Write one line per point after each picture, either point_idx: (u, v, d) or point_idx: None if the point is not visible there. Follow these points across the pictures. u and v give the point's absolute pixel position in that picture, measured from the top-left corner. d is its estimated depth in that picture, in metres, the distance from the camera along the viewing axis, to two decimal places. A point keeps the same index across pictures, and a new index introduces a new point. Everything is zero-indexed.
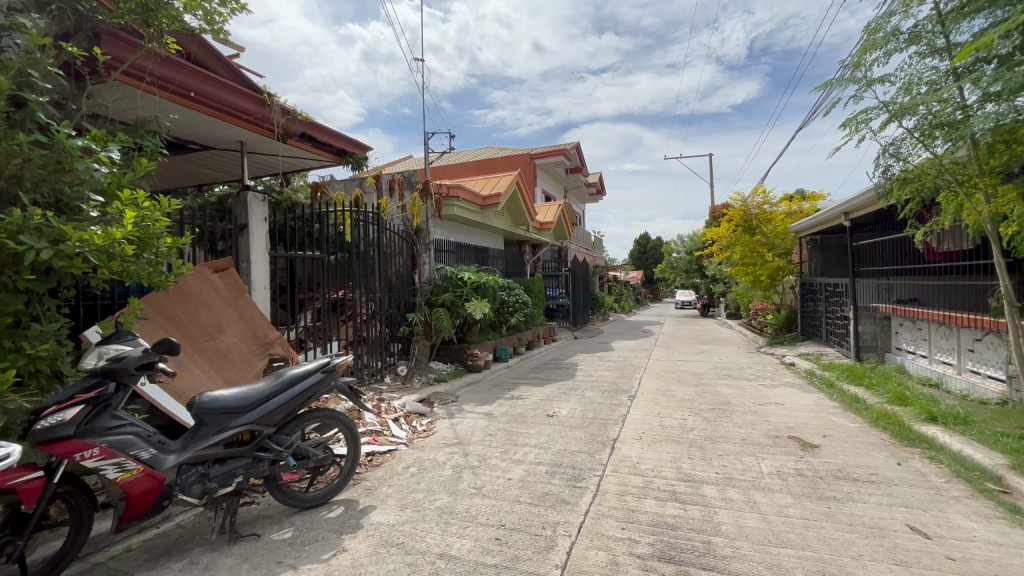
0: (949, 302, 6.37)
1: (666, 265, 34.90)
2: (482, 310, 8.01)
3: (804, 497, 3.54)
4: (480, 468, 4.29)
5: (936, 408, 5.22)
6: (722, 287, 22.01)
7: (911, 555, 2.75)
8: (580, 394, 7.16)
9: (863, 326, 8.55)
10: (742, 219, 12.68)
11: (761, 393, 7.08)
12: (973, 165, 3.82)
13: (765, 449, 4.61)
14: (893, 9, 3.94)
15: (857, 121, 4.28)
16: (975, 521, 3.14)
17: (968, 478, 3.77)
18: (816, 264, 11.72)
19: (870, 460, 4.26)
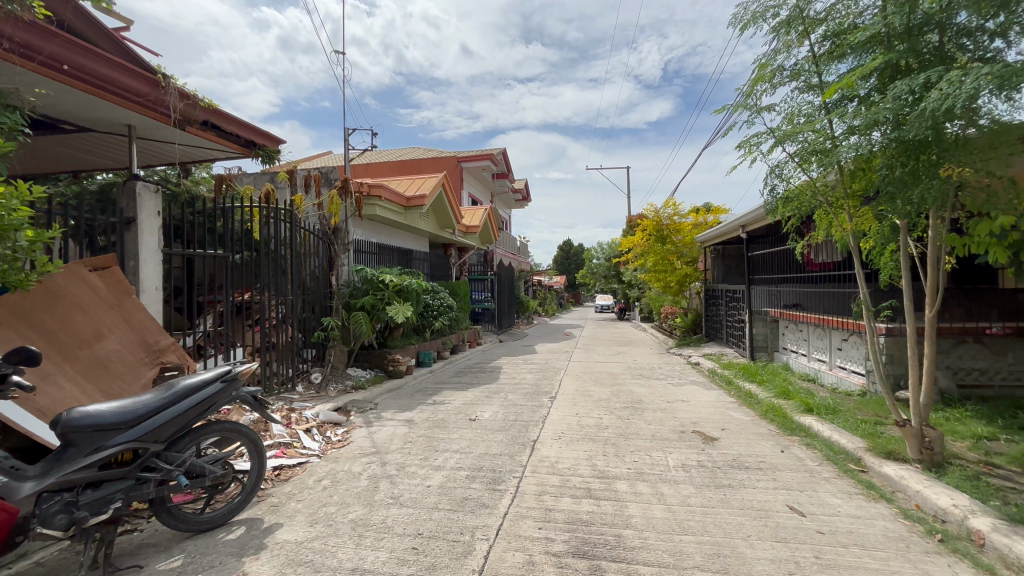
0: (824, 306, 7.26)
1: (588, 271, 36.37)
2: (404, 314, 7.80)
3: (704, 486, 3.85)
4: (397, 477, 4.16)
5: (812, 401, 5.93)
6: (637, 293, 23.41)
7: (790, 532, 3.08)
8: (503, 397, 7.23)
9: (756, 328, 9.52)
10: (655, 229, 13.65)
11: (670, 391, 7.61)
12: (840, 188, 4.35)
13: (672, 443, 4.95)
14: (778, 46, 4.40)
15: (750, 144, 4.68)
16: (840, 498, 3.60)
17: (835, 460, 4.32)
18: (718, 272, 12.82)
19: (760, 449, 4.73)
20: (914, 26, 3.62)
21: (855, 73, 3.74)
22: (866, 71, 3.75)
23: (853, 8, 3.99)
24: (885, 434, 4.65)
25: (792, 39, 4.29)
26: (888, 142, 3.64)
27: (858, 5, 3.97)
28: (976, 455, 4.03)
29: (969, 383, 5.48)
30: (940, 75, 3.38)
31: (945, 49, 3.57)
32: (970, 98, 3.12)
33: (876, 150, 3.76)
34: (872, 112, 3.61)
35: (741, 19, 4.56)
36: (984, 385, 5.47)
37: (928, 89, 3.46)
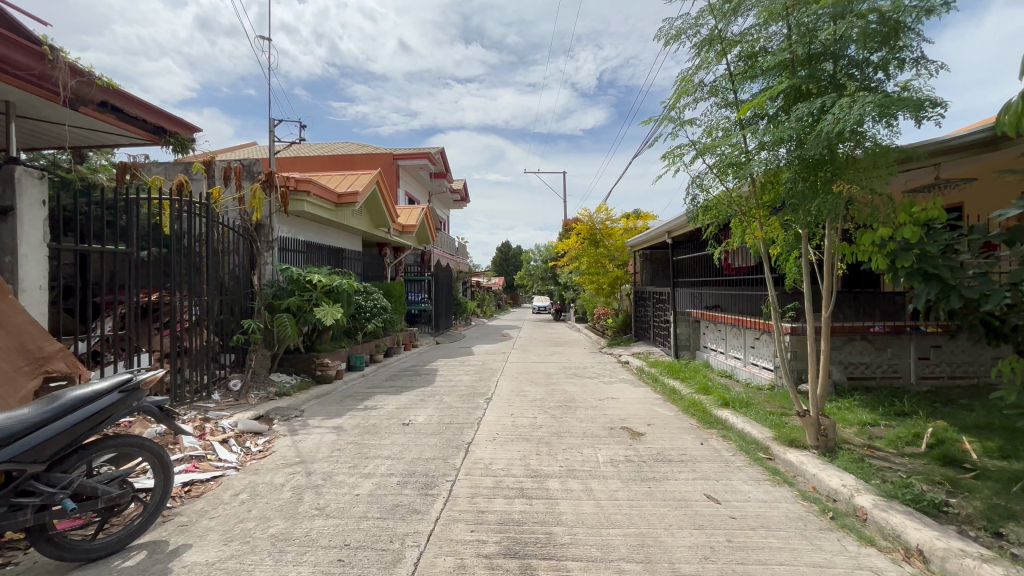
0: (739, 307, 7.86)
1: (525, 273, 36.84)
2: (333, 316, 7.44)
3: (630, 480, 4.02)
4: (324, 486, 3.97)
5: (728, 395, 6.39)
6: (572, 294, 24.05)
7: (706, 519, 3.30)
8: (438, 400, 7.12)
9: (680, 328, 10.12)
10: (589, 232, 14.18)
11: (601, 389, 7.87)
12: (752, 199, 4.72)
13: (602, 440, 5.13)
14: (699, 63, 4.69)
15: (674, 155, 4.96)
16: (751, 484, 3.91)
17: (747, 450, 4.68)
18: (647, 275, 13.47)
19: (682, 442, 5.03)
20: (813, 54, 4.02)
21: (764, 94, 4.08)
22: (774, 93, 4.11)
23: (763, 33, 4.35)
24: (789, 424, 5.11)
25: (711, 57, 4.59)
26: (792, 158, 4.01)
27: (767, 31, 4.33)
28: (862, 440, 4.54)
29: (858, 376, 6.15)
30: (834, 101, 3.79)
31: (839, 76, 4.00)
32: (858, 123, 3.53)
33: (782, 165, 4.12)
34: (779, 131, 3.97)
35: (666, 35, 4.83)
36: (870, 377, 6.16)
37: (824, 113, 3.87)
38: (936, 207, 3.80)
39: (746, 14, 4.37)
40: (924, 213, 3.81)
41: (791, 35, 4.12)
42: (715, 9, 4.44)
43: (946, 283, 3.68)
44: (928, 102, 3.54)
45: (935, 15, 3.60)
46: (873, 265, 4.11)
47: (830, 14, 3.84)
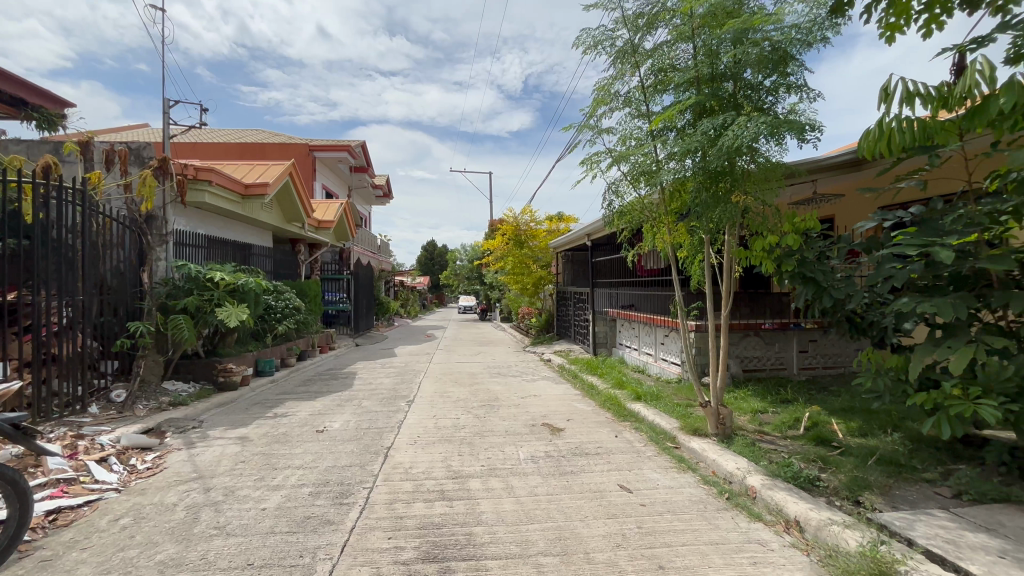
0: (651, 307, 8.38)
1: (450, 273, 36.52)
2: (239, 317, 6.82)
3: (549, 475, 4.13)
4: (224, 503, 3.64)
5: (640, 390, 6.79)
6: (497, 294, 24.23)
7: (619, 508, 3.47)
8: (356, 404, 6.83)
9: (598, 326, 10.59)
10: (513, 233, 14.49)
11: (523, 387, 8.01)
12: (662, 206, 5.04)
13: (523, 437, 5.21)
14: (616, 74, 4.93)
15: (592, 161, 5.16)
16: (660, 472, 4.18)
17: (656, 440, 5.00)
18: (568, 275, 13.92)
19: (598, 436, 5.26)
20: (717, 74, 4.37)
21: (674, 108, 4.38)
22: (682, 107, 4.43)
23: (672, 51, 4.66)
24: (693, 414, 5.53)
25: (627, 69, 4.84)
26: (697, 170, 4.35)
27: (676, 49, 4.64)
28: (753, 426, 5.03)
29: (750, 368, 6.83)
30: (733, 119, 4.16)
31: (737, 96, 4.39)
32: (752, 140, 3.92)
33: (688, 176, 4.45)
34: (686, 143, 4.28)
35: (585, 43, 5.01)
36: (760, 369, 6.86)
37: (725, 129, 4.24)
38: (812, 218, 4.32)
39: (657, 32, 4.66)
40: (804, 223, 4.31)
41: (697, 55, 4.46)
42: (631, 23, 4.69)
43: (820, 285, 4.18)
44: (808, 125, 4.00)
45: (813, 49, 4.09)
46: (763, 268, 4.57)
47: (730, 39, 4.22)
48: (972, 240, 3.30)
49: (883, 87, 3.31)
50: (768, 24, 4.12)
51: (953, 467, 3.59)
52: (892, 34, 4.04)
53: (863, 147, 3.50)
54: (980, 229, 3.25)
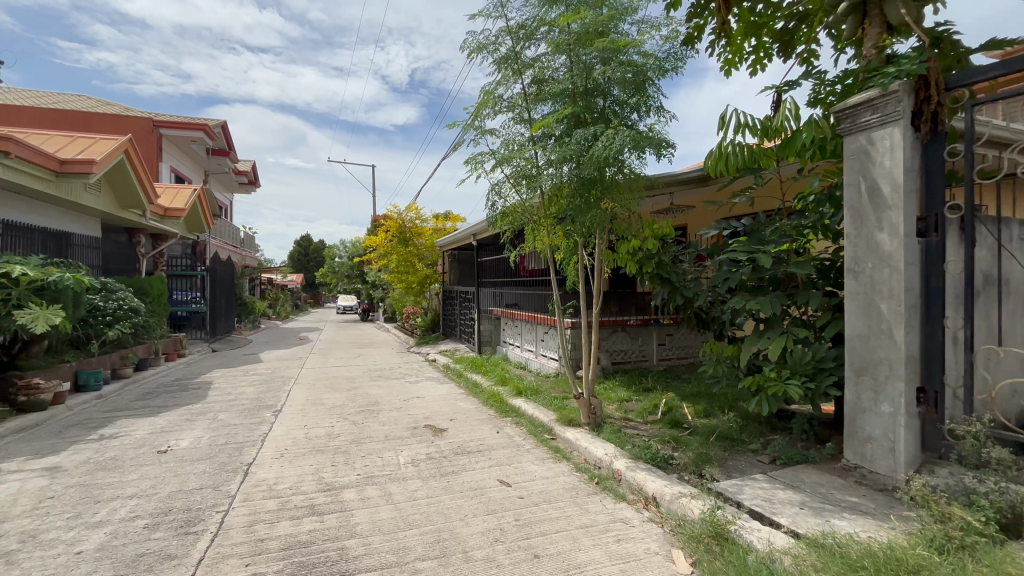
0: (533, 305, 8.73)
1: (329, 270, 34.19)
2: (49, 322, 5.51)
3: (430, 478, 4.05)
4: (21, 552, 2.93)
5: (521, 385, 7.03)
6: (380, 293, 23.27)
7: (499, 503, 3.54)
8: (211, 418, 6.01)
9: (483, 325, 10.73)
10: (398, 230, 14.13)
11: (405, 389, 7.78)
12: (541, 210, 5.24)
13: (404, 441, 5.06)
14: (499, 79, 5.04)
15: (476, 161, 5.20)
16: (537, 464, 4.36)
17: (535, 433, 5.22)
18: (454, 275, 13.87)
19: (480, 433, 5.32)
20: (589, 88, 4.69)
21: (551, 117, 4.60)
22: (559, 117, 4.67)
23: (550, 63, 4.88)
24: (568, 406, 5.88)
25: (510, 74, 4.97)
26: (572, 176, 4.62)
27: (553, 61, 4.87)
28: (620, 414, 5.50)
29: (618, 360, 7.49)
30: (602, 131, 4.50)
31: (607, 111, 4.74)
32: (618, 152, 4.28)
33: (565, 182, 4.70)
34: (563, 151, 4.53)
35: (468, 44, 5.03)
36: (627, 361, 7.55)
37: (595, 140, 4.57)
38: (668, 226, 4.87)
39: (537, 43, 4.85)
40: (661, 230, 4.84)
41: (572, 69, 4.73)
42: (513, 32, 4.82)
43: (673, 285, 4.85)
44: (665, 143, 4.49)
45: (669, 75, 4.59)
46: (628, 269, 5.04)
47: (600, 57, 4.55)
48: (784, 249, 3.98)
49: (720, 116, 3.87)
50: (633, 48, 4.53)
51: (770, 437, 4.30)
52: (729, 69, 4.72)
53: (707, 165, 4.05)
54: (790, 240, 3.95)
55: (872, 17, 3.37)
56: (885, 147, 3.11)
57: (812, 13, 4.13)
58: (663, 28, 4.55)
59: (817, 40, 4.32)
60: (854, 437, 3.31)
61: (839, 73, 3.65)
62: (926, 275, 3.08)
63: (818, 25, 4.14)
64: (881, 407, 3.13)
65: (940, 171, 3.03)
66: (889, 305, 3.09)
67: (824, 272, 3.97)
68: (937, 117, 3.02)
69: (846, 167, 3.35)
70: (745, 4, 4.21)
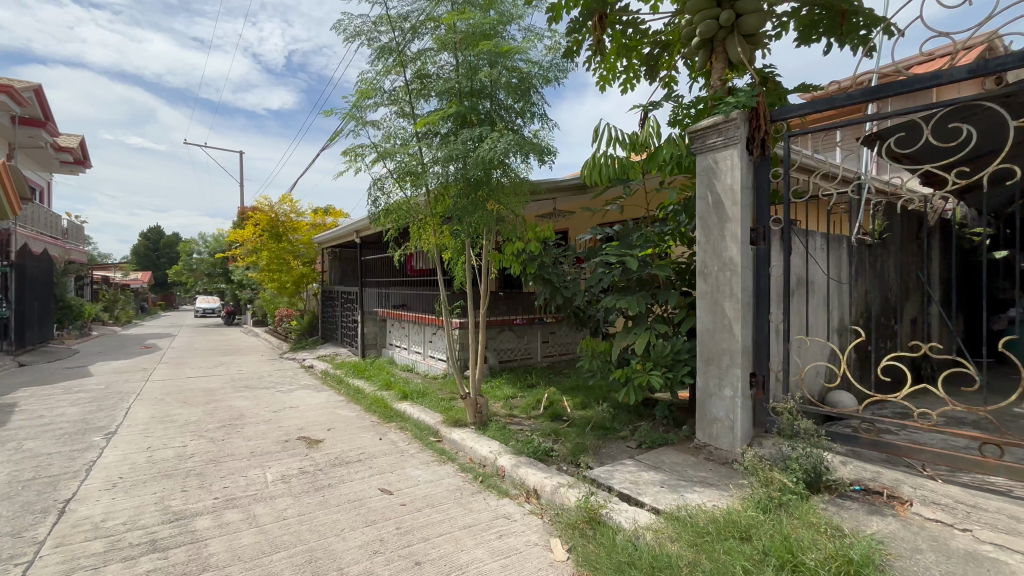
0: (421, 306, 8.55)
1: (184, 268, 29.90)
2: None
3: (303, 493, 3.74)
4: None
5: (407, 388, 6.83)
6: (249, 294, 20.96)
7: (378, 513, 3.39)
8: (11, 448, 4.85)
9: (367, 327, 10.22)
10: (269, 224, 12.71)
11: (277, 399, 7.09)
12: (426, 209, 5.14)
13: (273, 456, 4.59)
14: (380, 70, 4.84)
15: (355, 154, 4.93)
16: (421, 468, 4.26)
17: (420, 437, 5.10)
18: (335, 274, 13.01)
19: (361, 441, 5.04)
20: (475, 89, 4.71)
21: (436, 114, 4.54)
22: (444, 115, 4.63)
23: (435, 60, 4.82)
24: (454, 406, 5.85)
25: (393, 66, 4.80)
26: (457, 176, 4.60)
27: (439, 58, 4.81)
28: (505, 411, 5.62)
29: (505, 359, 7.66)
30: (487, 133, 4.55)
31: (492, 114, 4.81)
32: (502, 155, 4.35)
33: (450, 182, 4.66)
34: (448, 149, 4.50)
35: (346, 30, 4.75)
36: (512, 360, 7.75)
37: (480, 142, 4.60)
38: (549, 229, 5.11)
39: (421, 37, 4.75)
40: (543, 233, 5.06)
41: (458, 68, 4.71)
42: (397, 24, 4.67)
43: (554, 285, 5.10)
44: (547, 150, 4.68)
45: (550, 84, 4.80)
46: (513, 270, 5.17)
47: (485, 59, 4.59)
48: (649, 252, 4.41)
49: (595, 128, 4.15)
50: (518, 55, 4.65)
51: (638, 423, 4.74)
52: (604, 85, 5.10)
53: (584, 174, 4.38)
54: (653, 245, 4.38)
55: (717, 53, 3.88)
56: (727, 166, 3.59)
57: (672, 43, 4.63)
58: (545, 39, 4.74)
59: (676, 68, 4.86)
60: (704, 419, 3.77)
61: (692, 98, 4.14)
62: (757, 277, 3.62)
63: (676, 54, 4.66)
64: (724, 391, 3.62)
65: (767, 189, 3.58)
66: (731, 303, 3.57)
67: (681, 274, 4.46)
68: (764, 144, 3.57)
69: (697, 182, 3.81)
70: (617, 27, 4.56)
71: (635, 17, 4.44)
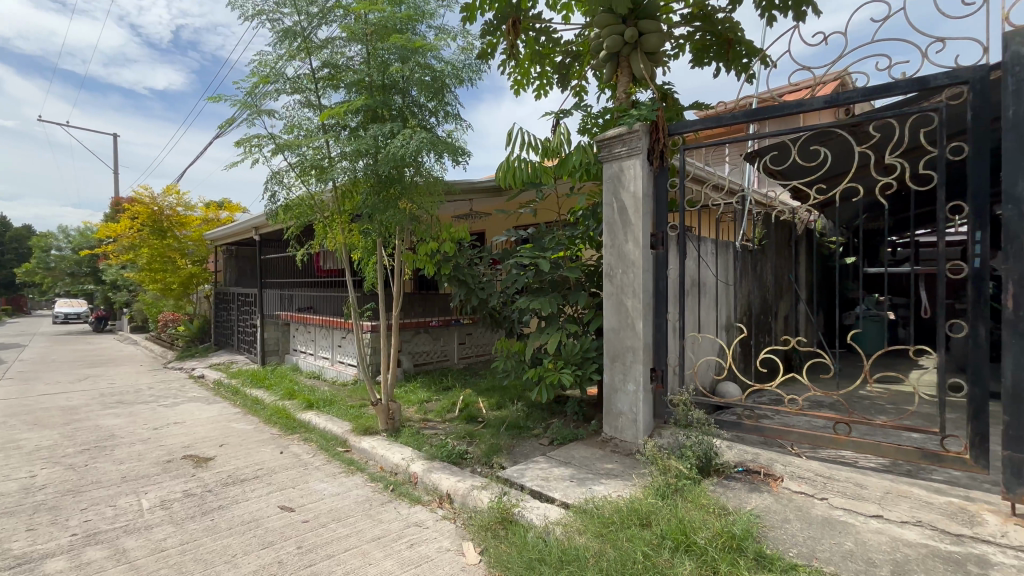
0: (329, 309, 8.07)
1: (37, 267, 25.48)
2: None
3: (187, 519, 3.35)
4: None
5: (312, 397, 6.40)
6: (125, 297, 18.41)
7: (277, 533, 3.13)
8: None
9: (267, 332, 9.44)
10: (149, 218, 11.27)
11: (157, 415, 6.28)
12: (334, 206, 4.86)
13: (150, 480, 4.05)
14: (281, 55, 4.51)
15: (251, 144, 4.53)
16: (327, 481, 4.01)
17: (327, 447, 4.80)
18: (231, 274, 11.87)
19: (258, 456, 4.64)
20: (386, 84, 4.55)
21: (343, 106, 4.31)
22: (352, 108, 4.41)
23: (344, 50, 4.58)
24: (365, 414, 5.60)
25: (297, 53, 4.49)
26: (367, 172, 4.41)
27: (348, 49, 4.59)
28: (419, 415, 5.48)
29: (420, 362, 7.49)
30: (399, 129, 4.41)
31: (405, 110, 4.67)
32: (415, 153, 4.24)
33: (360, 178, 4.45)
34: (357, 144, 4.29)
35: (240, 7, 4.35)
36: (428, 363, 7.60)
37: (391, 138, 4.45)
38: (464, 230, 5.07)
39: (329, 24, 4.50)
40: (457, 234, 5.02)
41: (368, 61, 4.52)
42: (300, 8, 4.38)
43: (469, 287, 5.07)
44: (462, 150, 4.64)
45: (465, 84, 4.77)
46: (427, 271, 5.06)
47: (397, 54, 4.45)
48: (561, 255, 4.55)
49: (508, 132, 4.20)
50: (432, 53, 4.56)
51: (550, 420, 4.87)
52: (519, 89, 5.18)
53: (498, 176, 4.44)
54: (564, 248, 4.53)
55: (622, 67, 4.11)
56: (631, 175, 3.82)
57: (582, 54, 4.83)
58: (459, 38, 4.71)
59: (586, 78, 5.07)
60: (610, 413, 3.97)
61: (600, 109, 4.35)
62: (656, 279, 3.89)
63: (587, 65, 4.86)
64: (628, 386, 3.83)
65: (665, 197, 3.86)
66: (633, 303, 3.80)
67: (590, 276, 4.65)
68: (663, 155, 3.85)
69: (604, 189, 4.00)
70: (530, 33, 4.65)
71: (547, 26, 4.56)
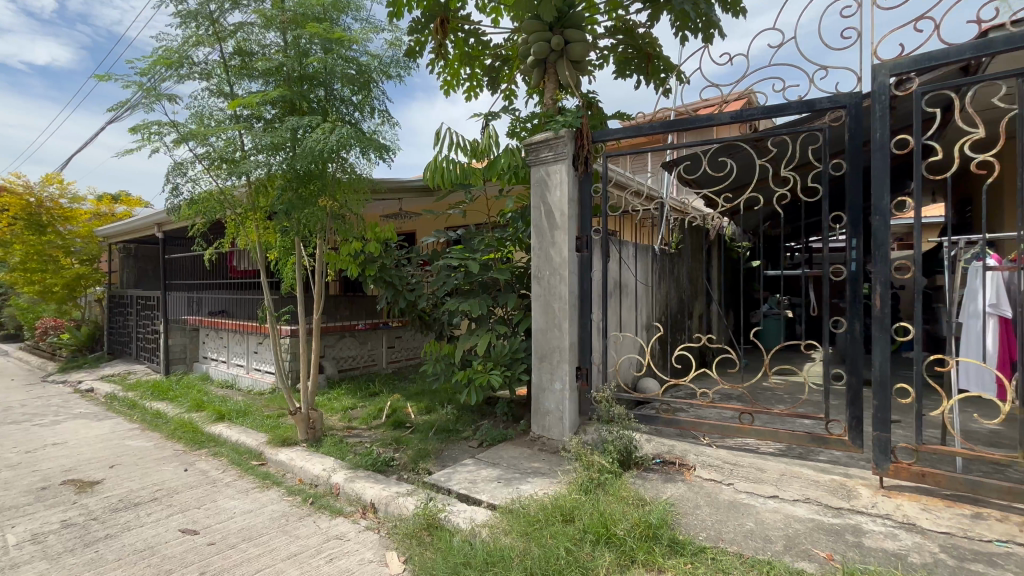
0: (244, 312, 7.50)
1: None
2: None
3: (65, 553, 2.95)
4: None
5: (223, 408, 5.91)
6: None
7: (176, 559, 2.84)
8: None
9: (172, 338, 8.58)
10: (24, 210, 9.84)
11: (31, 436, 5.48)
12: (247, 202, 4.52)
13: (19, 512, 3.52)
14: (187, 38, 4.14)
15: (149, 132, 4.10)
16: (237, 498, 3.71)
17: (239, 462, 4.45)
18: (128, 274, 10.68)
19: (158, 476, 4.19)
20: (306, 76, 4.31)
21: (256, 96, 4.03)
22: (267, 98, 4.13)
23: (259, 37, 4.29)
24: (283, 424, 5.25)
25: (205, 37, 4.15)
26: (284, 167, 4.15)
27: (264, 36, 4.31)
28: (343, 423, 5.24)
29: (344, 367, 7.16)
30: (319, 123, 4.19)
31: (326, 104, 4.45)
32: (336, 148, 4.05)
33: (276, 173, 4.18)
34: (273, 136, 4.02)
35: None
36: (353, 368, 7.29)
37: (311, 131, 4.22)
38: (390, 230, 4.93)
39: (242, 9, 4.20)
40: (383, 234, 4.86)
41: (286, 50, 4.26)
42: None
43: (396, 288, 4.93)
44: (388, 148, 4.51)
45: (391, 80, 4.64)
46: (351, 272, 4.85)
47: (318, 44, 4.24)
48: (490, 257, 4.56)
49: (436, 132, 4.15)
50: (356, 45, 4.38)
51: (480, 422, 4.85)
52: (448, 90, 5.13)
53: (426, 176, 4.37)
54: (494, 250, 4.55)
55: (548, 74, 4.21)
56: (557, 180, 3.91)
57: (511, 58, 4.88)
58: (386, 33, 4.57)
59: (515, 82, 5.13)
60: (539, 412, 4.03)
61: (528, 113, 4.41)
62: (581, 280, 4.01)
63: (516, 69, 4.92)
64: (555, 384, 3.92)
65: (589, 202, 3.99)
66: (560, 304, 3.89)
67: (519, 278, 4.70)
68: (588, 161, 3.98)
69: (532, 192, 4.06)
70: (459, 34, 4.63)
71: (476, 28, 4.56)
